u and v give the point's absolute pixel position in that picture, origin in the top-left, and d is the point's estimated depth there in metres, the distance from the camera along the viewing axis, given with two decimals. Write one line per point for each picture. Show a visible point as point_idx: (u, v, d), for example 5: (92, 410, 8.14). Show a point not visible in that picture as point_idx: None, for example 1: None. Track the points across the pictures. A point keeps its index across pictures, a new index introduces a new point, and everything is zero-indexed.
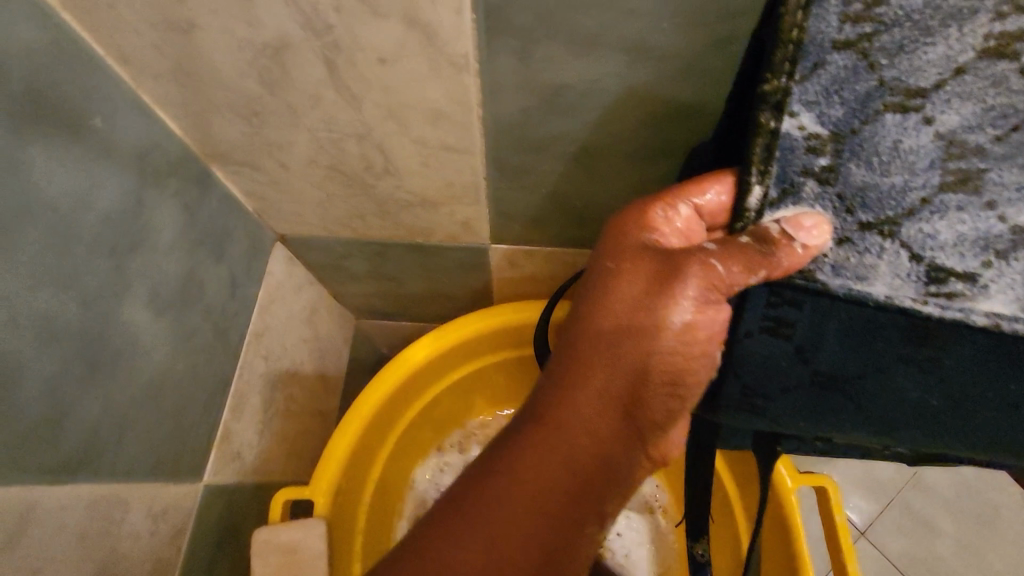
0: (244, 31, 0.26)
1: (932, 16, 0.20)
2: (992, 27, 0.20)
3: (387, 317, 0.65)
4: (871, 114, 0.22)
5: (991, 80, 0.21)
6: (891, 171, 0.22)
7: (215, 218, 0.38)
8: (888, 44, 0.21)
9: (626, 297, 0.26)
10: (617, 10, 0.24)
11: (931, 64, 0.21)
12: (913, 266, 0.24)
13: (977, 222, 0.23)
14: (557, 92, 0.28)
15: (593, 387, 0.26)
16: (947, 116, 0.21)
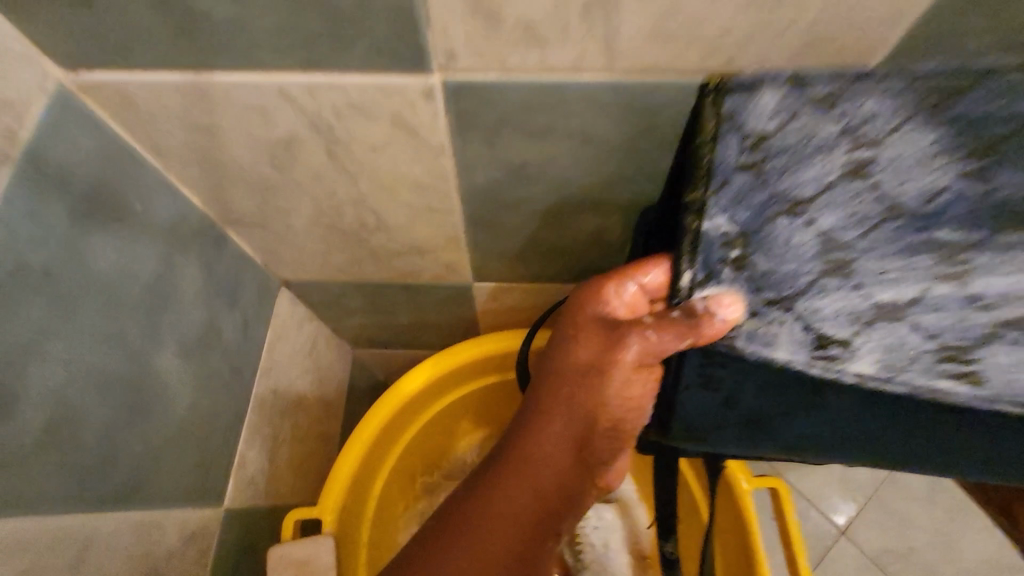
0: (259, 131, 0.31)
1: (812, 146, 0.26)
2: (853, 156, 0.26)
3: (381, 345, 0.71)
4: (767, 218, 0.28)
5: (855, 192, 0.27)
6: (783, 261, 0.28)
7: (228, 273, 0.44)
8: (779, 167, 0.27)
9: (583, 359, 0.33)
10: (563, 114, 0.29)
11: (808, 180, 0.27)
12: (804, 334, 0.29)
13: (851, 301, 0.28)
14: (519, 167, 0.34)
15: (558, 431, 0.33)
16: (824, 219, 0.28)
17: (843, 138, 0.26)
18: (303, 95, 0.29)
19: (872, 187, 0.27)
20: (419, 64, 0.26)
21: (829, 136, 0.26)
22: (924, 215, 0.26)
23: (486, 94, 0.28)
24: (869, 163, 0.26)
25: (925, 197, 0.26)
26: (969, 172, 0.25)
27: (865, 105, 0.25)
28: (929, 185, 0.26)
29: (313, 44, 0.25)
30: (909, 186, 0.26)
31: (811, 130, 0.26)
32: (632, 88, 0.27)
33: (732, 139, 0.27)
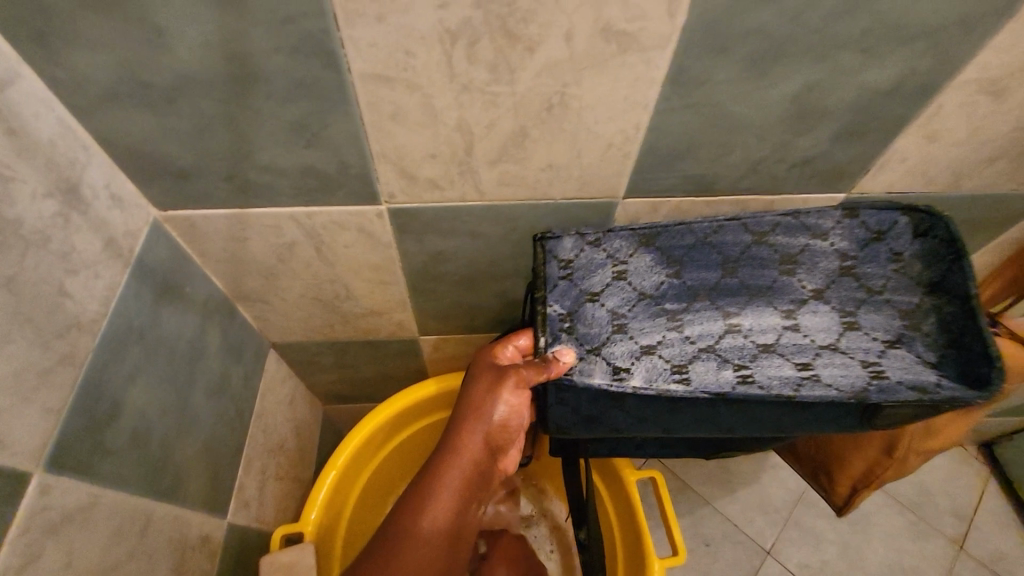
0: (272, 240, 0.50)
1: (594, 265, 0.49)
2: (617, 269, 0.49)
3: (347, 397, 0.86)
4: (582, 302, 0.49)
5: (623, 287, 0.49)
6: (591, 325, 0.48)
7: (236, 337, 0.60)
8: (580, 275, 0.49)
9: (484, 388, 0.51)
10: (462, 223, 0.50)
11: (597, 282, 0.49)
12: (606, 366, 0.46)
13: (628, 345, 0.47)
14: (439, 253, 0.54)
15: (477, 438, 0.49)
16: (609, 302, 0.49)
17: (612, 260, 0.49)
18: (302, 219, 0.47)
19: (631, 284, 0.49)
20: (373, 201, 0.46)
21: (604, 258, 0.49)
22: (659, 296, 0.49)
23: (414, 214, 0.48)
24: (624, 271, 0.49)
25: (656, 287, 0.49)
26: (672, 273, 0.49)
27: (617, 241, 0.49)
28: (655, 281, 0.49)
29: (312, 195, 0.45)
30: (647, 281, 0.49)
31: (591, 256, 0.49)
32: (499, 208, 0.48)
33: (552, 262, 0.49)
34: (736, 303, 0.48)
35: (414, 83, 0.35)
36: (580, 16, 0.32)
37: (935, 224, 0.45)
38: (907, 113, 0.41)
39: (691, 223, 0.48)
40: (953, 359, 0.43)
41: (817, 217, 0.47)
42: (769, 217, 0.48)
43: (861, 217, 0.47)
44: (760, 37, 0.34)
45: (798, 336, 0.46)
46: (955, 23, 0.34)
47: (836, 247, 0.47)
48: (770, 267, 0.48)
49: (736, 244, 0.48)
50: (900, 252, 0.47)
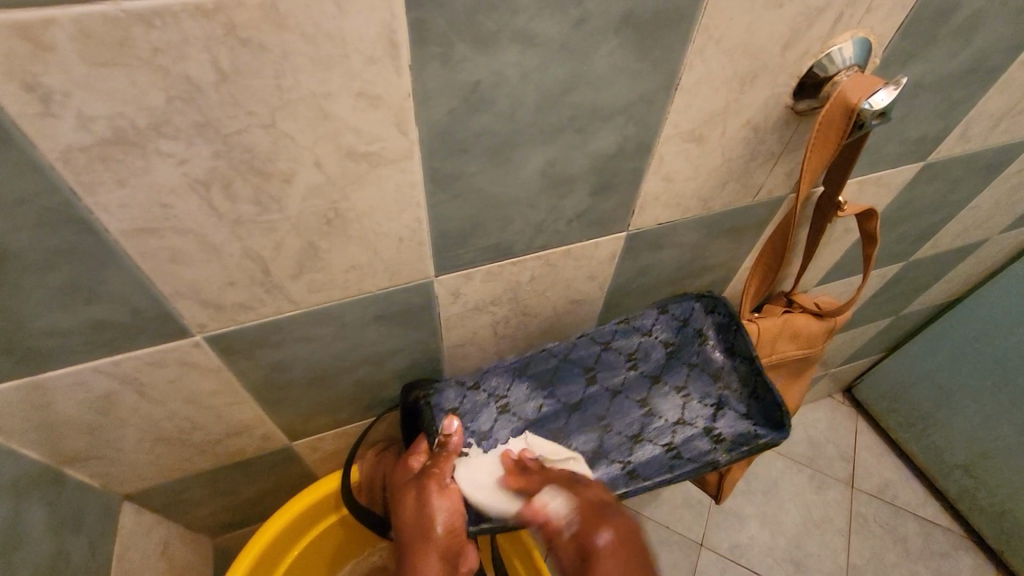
0: (83, 396, 0.47)
1: (477, 404, 0.62)
2: (497, 404, 0.62)
3: (236, 523, 0.80)
4: (478, 439, 0.60)
5: (510, 419, 0.62)
6: (488, 464, 0.60)
7: (70, 504, 0.54)
8: (469, 414, 0.61)
9: (413, 508, 0.56)
10: (288, 333, 0.50)
11: (484, 422, 0.61)
12: (509, 501, 0.58)
13: (525, 471, 0.60)
14: (278, 363, 0.54)
15: (428, 559, 0.54)
16: (501, 438, 0.61)
17: (491, 398, 0.62)
18: (111, 368, 0.45)
19: (517, 414, 0.62)
20: (184, 335, 0.46)
21: (483, 399, 0.62)
22: (540, 419, 0.63)
23: (234, 336, 0.48)
24: (506, 401, 0.63)
25: (533, 411, 0.63)
26: (544, 391, 0.63)
27: (493, 380, 0.63)
28: (531, 405, 0.63)
29: (112, 344, 0.43)
30: (525, 406, 0.63)
31: (473, 398, 0.62)
32: (321, 311, 0.50)
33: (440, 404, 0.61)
34: (602, 408, 0.63)
35: (183, 228, 0.37)
36: (322, 146, 0.36)
37: (716, 302, 0.67)
38: (640, 165, 0.49)
39: (549, 349, 0.63)
40: (759, 408, 0.64)
41: (640, 319, 0.66)
42: (609, 328, 0.66)
43: (669, 311, 0.67)
44: (488, 136, 0.40)
45: (657, 421, 0.62)
46: (638, 100, 0.43)
47: (659, 337, 0.67)
48: (619, 367, 0.65)
49: (589, 355, 0.64)
50: (701, 329, 0.68)
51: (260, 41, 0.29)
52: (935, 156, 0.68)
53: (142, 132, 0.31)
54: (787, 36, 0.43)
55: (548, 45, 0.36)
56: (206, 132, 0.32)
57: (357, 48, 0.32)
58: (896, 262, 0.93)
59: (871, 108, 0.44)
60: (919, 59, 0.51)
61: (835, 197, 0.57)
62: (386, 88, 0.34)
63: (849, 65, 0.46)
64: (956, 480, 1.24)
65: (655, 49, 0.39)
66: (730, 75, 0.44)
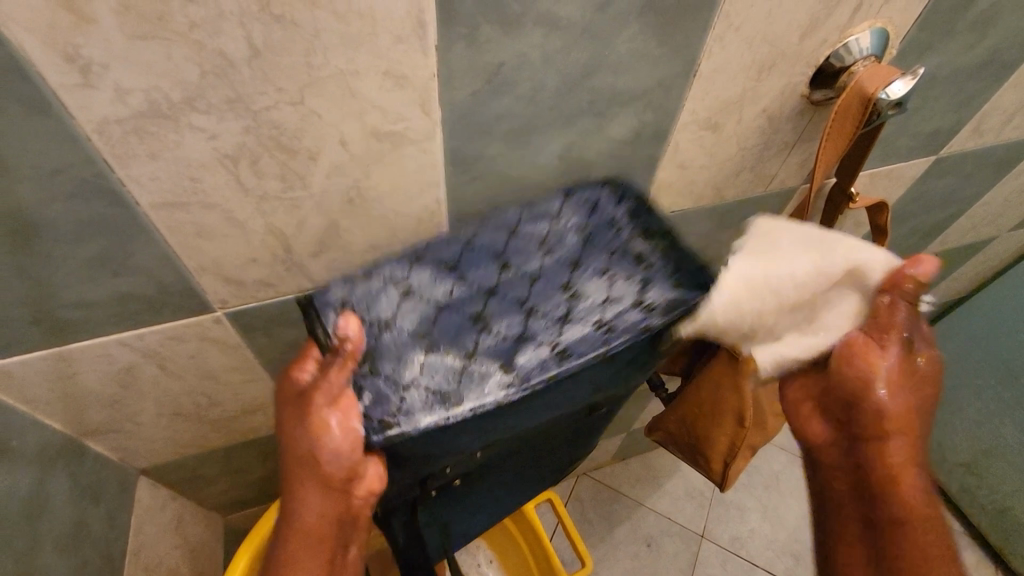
0: (106, 368, 0.48)
1: (372, 294, 0.43)
2: (397, 288, 0.44)
3: (246, 501, 0.82)
4: (376, 334, 0.42)
5: (417, 305, 0.43)
6: (389, 359, 0.41)
7: (91, 475, 0.56)
8: (364, 304, 0.43)
9: (294, 426, 0.39)
10: (305, 312, 0.51)
11: (385, 309, 0.43)
12: (427, 395, 0.39)
13: (444, 361, 0.41)
14: (295, 342, 0.55)
15: (312, 488, 0.40)
16: (410, 327, 0.42)
17: (391, 283, 0.44)
18: (134, 341, 0.46)
19: (425, 299, 0.44)
20: (205, 310, 0.47)
21: (381, 286, 0.44)
22: (451, 303, 0.44)
23: (254, 313, 0.49)
24: (406, 287, 0.44)
25: (445, 296, 0.44)
26: (446, 272, 0.45)
27: (397, 262, 0.45)
28: (448, 287, 0.44)
29: (137, 317, 0.44)
30: (434, 292, 0.44)
31: (372, 288, 0.43)
32: (339, 291, 0.50)
33: (334, 298, 0.43)
34: (524, 293, 0.45)
35: (210, 203, 0.38)
36: (347, 125, 0.36)
37: (621, 188, 0.49)
38: (655, 152, 0.50)
39: (451, 235, 0.46)
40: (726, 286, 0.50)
41: (544, 203, 0.48)
42: (511, 214, 0.48)
43: (574, 196, 0.49)
44: (509, 118, 0.41)
45: (585, 304, 0.44)
46: (657, 85, 0.43)
47: (569, 224, 0.48)
48: (532, 256, 0.47)
49: (496, 241, 0.47)
50: (613, 219, 0.49)
51: (294, 18, 0.30)
52: (948, 150, 0.68)
53: (177, 106, 0.31)
54: (805, 24, 0.43)
55: (571, 28, 0.37)
56: (238, 107, 0.33)
57: (386, 27, 0.32)
58: (904, 258, 0.93)
59: (888, 98, 0.44)
60: (935, 51, 0.52)
61: (847, 188, 0.58)
62: (412, 68, 0.35)
63: (866, 55, 0.47)
64: (958, 477, 1.25)
65: (675, 34, 0.40)
66: (748, 63, 0.44)
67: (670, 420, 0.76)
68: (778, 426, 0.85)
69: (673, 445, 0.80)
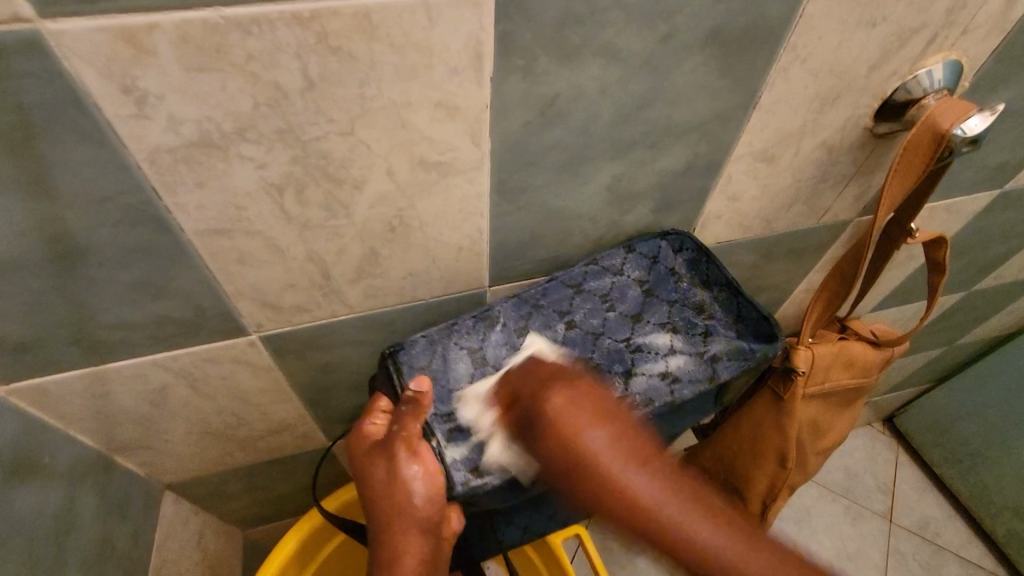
0: (139, 386, 0.47)
1: (447, 360, 0.47)
2: (472, 353, 0.48)
3: (269, 516, 0.81)
4: (454, 396, 0.46)
5: (487, 368, 0.47)
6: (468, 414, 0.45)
7: (118, 491, 0.55)
8: (437, 369, 0.47)
9: (380, 476, 0.43)
10: (337, 336, 0.50)
11: (461, 374, 0.47)
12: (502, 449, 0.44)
13: None
14: (326, 365, 0.54)
15: (405, 531, 0.42)
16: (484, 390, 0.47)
17: (467, 349, 0.48)
18: (167, 362, 0.46)
19: (492, 363, 0.47)
20: (241, 333, 0.46)
21: (460, 350, 0.48)
22: None
23: (288, 337, 0.48)
24: (480, 350, 0.48)
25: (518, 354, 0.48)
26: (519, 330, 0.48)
27: (470, 321, 0.49)
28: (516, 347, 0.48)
29: (172, 339, 0.44)
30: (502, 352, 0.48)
31: (447, 355, 0.47)
32: (372, 317, 0.49)
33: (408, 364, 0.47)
34: (588, 351, 0.48)
35: (252, 230, 0.37)
36: (395, 155, 0.35)
37: (681, 238, 0.51)
38: (705, 184, 0.47)
39: (521, 294, 0.50)
40: (744, 330, 0.50)
41: (608, 257, 0.50)
42: (578, 268, 0.50)
43: (636, 249, 0.50)
44: (559, 149, 0.39)
45: (650, 359, 0.48)
46: (714, 117, 0.41)
47: (632, 278, 0.51)
48: (596, 313, 0.50)
49: (563, 299, 0.50)
50: (674, 269, 0.51)
51: (351, 50, 0.29)
52: (1014, 184, 0.64)
53: (227, 135, 0.31)
54: (875, 56, 0.41)
55: (631, 60, 0.35)
56: (288, 137, 0.32)
57: (442, 58, 0.31)
58: (957, 291, 0.88)
59: (964, 134, 0.41)
60: (1011, 84, 0.48)
61: (906, 223, 0.54)
62: (464, 99, 0.34)
63: (938, 87, 0.44)
64: (1005, 522, 1.17)
65: (739, 66, 0.38)
66: (811, 95, 0.42)
67: (705, 456, 0.73)
68: (817, 465, 0.81)
69: (706, 481, 0.76)
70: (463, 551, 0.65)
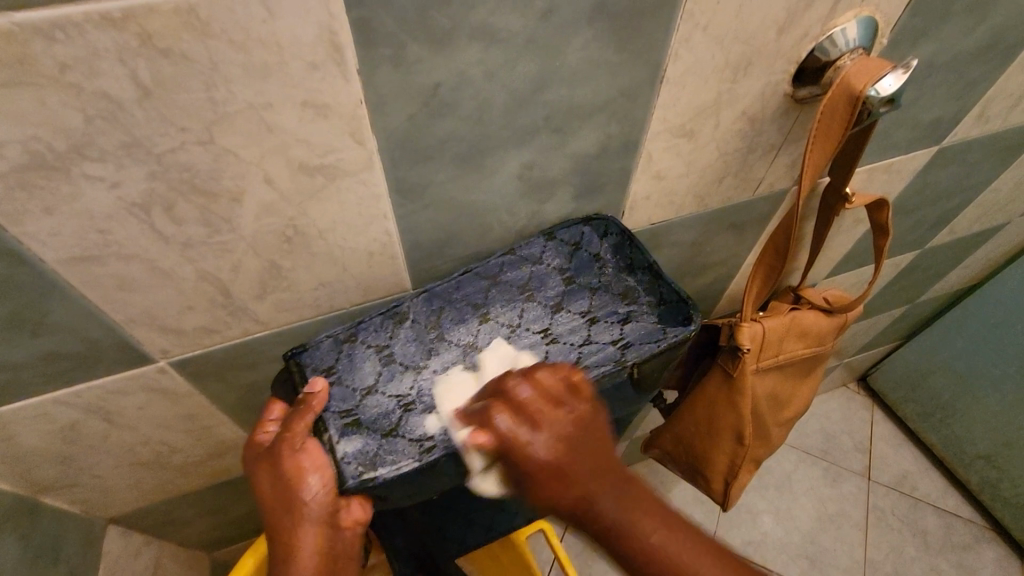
0: (46, 426, 0.45)
1: (352, 360, 0.44)
2: (377, 352, 0.45)
3: (232, 537, 0.79)
4: (358, 394, 0.44)
5: (396, 367, 0.45)
6: (369, 411, 0.43)
7: (46, 533, 0.53)
8: (341, 366, 0.44)
9: (268, 480, 0.41)
10: (258, 354, 0.48)
11: (367, 374, 0.44)
12: (409, 443, 0.42)
13: (423, 417, 0.43)
14: (254, 384, 0.51)
15: (299, 530, 0.40)
16: (390, 389, 0.44)
17: (373, 349, 0.45)
18: (70, 398, 0.43)
19: (400, 361, 0.45)
20: (147, 361, 0.43)
21: (364, 350, 0.45)
22: (428, 361, 0.46)
23: (202, 360, 0.46)
24: (385, 349, 0.45)
25: (427, 352, 0.46)
26: (427, 326, 0.46)
27: (378, 317, 0.46)
28: (423, 348, 0.46)
29: (69, 375, 0.41)
30: (407, 350, 0.46)
31: (348, 355, 0.45)
32: (291, 332, 0.47)
33: (311, 364, 0.44)
34: (498, 343, 0.46)
35: (126, 253, 0.34)
36: (269, 161, 0.33)
37: (607, 223, 0.49)
38: (626, 164, 0.46)
39: (432, 289, 0.47)
40: (666, 314, 0.48)
41: (527, 246, 0.48)
42: (494, 259, 0.47)
43: (557, 237, 0.48)
44: (454, 141, 0.37)
45: (563, 347, 0.46)
46: (619, 95, 0.39)
47: (552, 267, 0.49)
48: (513, 305, 0.48)
49: (477, 292, 0.47)
50: (598, 254, 0.50)
51: (183, 51, 0.26)
52: (951, 140, 0.63)
53: (64, 155, 0.28)
54: (782, 18, 0.39)
55: (512, 40, 0.33)
56: (137, 151, 0.29)
57: (295, 53, 0.28)
58: (910, 250, 0.88)
59: (878, 95, 0.39)
60: (932, 37, 0.47)
61: (841, 188, 0.53)
62: (333, 95, 0.31)
63: (854, 48, 0.42)
64: (978, 470, 1.19)
65: (634, 38, 0.36)
66: (720, 65, 0.40)
67: (667, 438, 0.72)
68: (783, 436, 0.81)
69: (670, 462, 0.76)
70: (425, 558, 0.63)
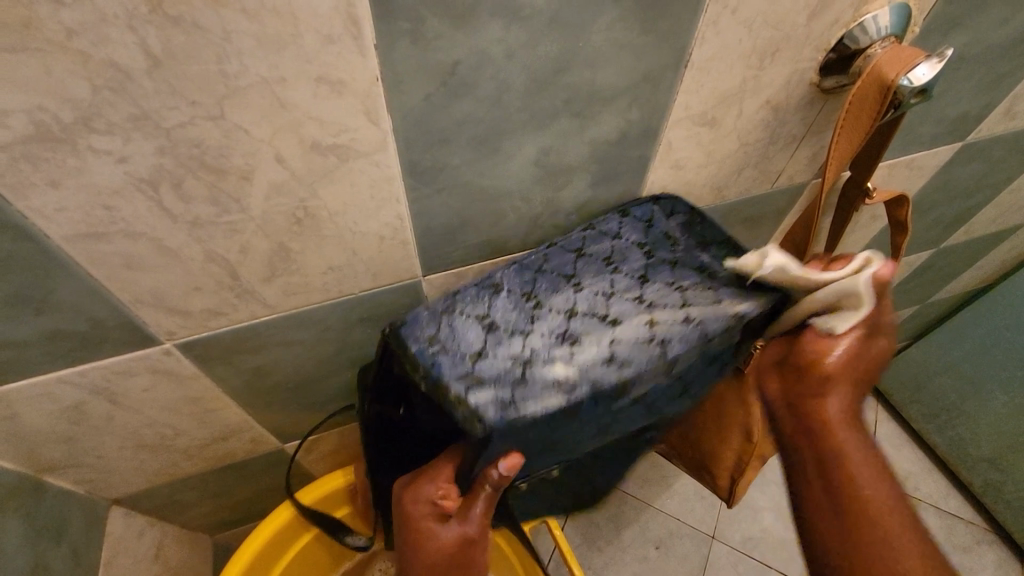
0: (51, 405, 0.44)
1: (450, 329, 0.43)
2: (480, 317, 0.44)
3: (235, 521, 0.79)
4: (472, 359, 0.41)
5: (500, 333, 0.43)
6: (486, 380, 0.40)
7: (50, 513, 0.52)
8: (444, 333, 0.43)
9: None
10: (266, 338, 0.47)
11: (471, 339, 0.43)
12: (548, 395, 0.40)
13: (551, 370, 0.41)
14: (260, 368, 0.51)
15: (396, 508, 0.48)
16: (502, 350, 0.42)
17: (471, 315, 0.44)
18: (75, 378, 0.42)
19: (503, 326, 0.44)
20: (152, 342, 0.43)
21: (466, 318, 0.44)
22: (530, 325, 0.44)
23: (208, 343, 0.45)
24: (485, 316, 0.44)
25: (528, 316, 0.44)
26: (522, 295, 0.45)
27: (472, 290, 0.45)
28: (520, 315, 0.44)
29: (74, 355, 0.40)
30: (507, 316, 0.44)
31: (454, 322, 0.43)
32: (300, 316, 0.46)
33: (413, 335, 0.43)
34: (592, 303, 0.45)
35: (133, 232, 0.33)
36: (281, 139, 0.32)
37: (672, 202, 0.49)
38: (645, 152, 0.44)
39: (521, 261, 0.47)
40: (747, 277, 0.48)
41: (603, 222, 0.48)
42: (576, 234, 0.48)
43: (630, 214, 0.49)
44: (471, 123, 0.36)
45: (666, 309, 0.44)
46: (642, 80, 0.38)
47: (631, 241, 0.48)
48: (601, 275, 0.47)
49: (565, 263, 0.47)
50: (670, 232, 0.49)
51: (195, 19, 0.25)
52: (976, 136, 0.61)
53: (69, 127, 0.27)
54: (813, 2, 0.37)
55: (536, 18, 0.31)
56: (145, 125, 0.28)
57: (311, 25, 0.27)
58: (925, 249, 0.86)
59: (910, 84, 0.38)
60: (965, 27, 0.45)
61: (863, 183, 0.51)
62: (348, 71, 0.30)
63: (885, 35, 0.41)
64: (982, 473, 1.18)
65: (661, 19, 0.34)
66: (748, 50, 0.39)
67: (674, 433, 0.71)
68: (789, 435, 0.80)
69: (677, 458, 0.75)
70: None
